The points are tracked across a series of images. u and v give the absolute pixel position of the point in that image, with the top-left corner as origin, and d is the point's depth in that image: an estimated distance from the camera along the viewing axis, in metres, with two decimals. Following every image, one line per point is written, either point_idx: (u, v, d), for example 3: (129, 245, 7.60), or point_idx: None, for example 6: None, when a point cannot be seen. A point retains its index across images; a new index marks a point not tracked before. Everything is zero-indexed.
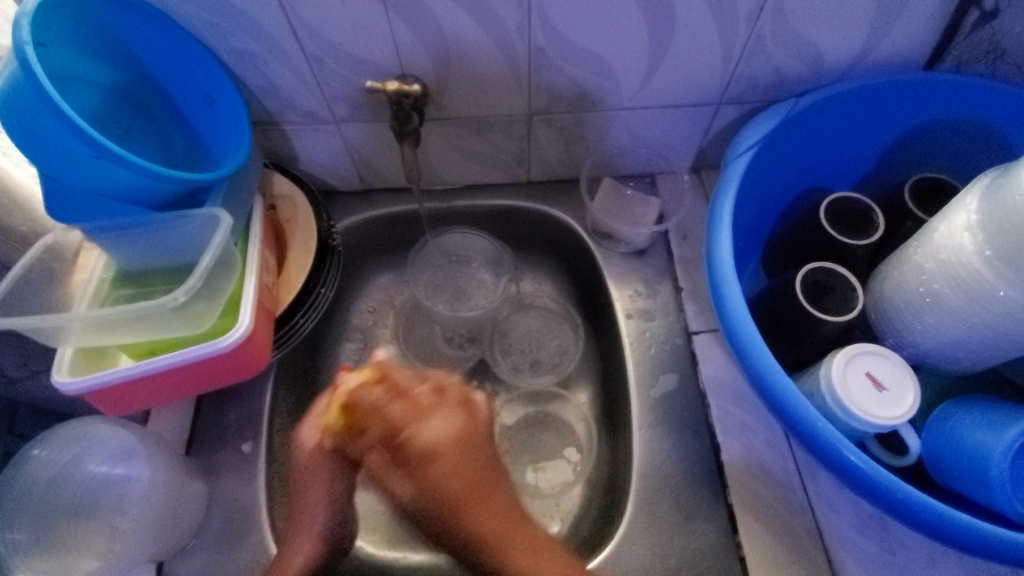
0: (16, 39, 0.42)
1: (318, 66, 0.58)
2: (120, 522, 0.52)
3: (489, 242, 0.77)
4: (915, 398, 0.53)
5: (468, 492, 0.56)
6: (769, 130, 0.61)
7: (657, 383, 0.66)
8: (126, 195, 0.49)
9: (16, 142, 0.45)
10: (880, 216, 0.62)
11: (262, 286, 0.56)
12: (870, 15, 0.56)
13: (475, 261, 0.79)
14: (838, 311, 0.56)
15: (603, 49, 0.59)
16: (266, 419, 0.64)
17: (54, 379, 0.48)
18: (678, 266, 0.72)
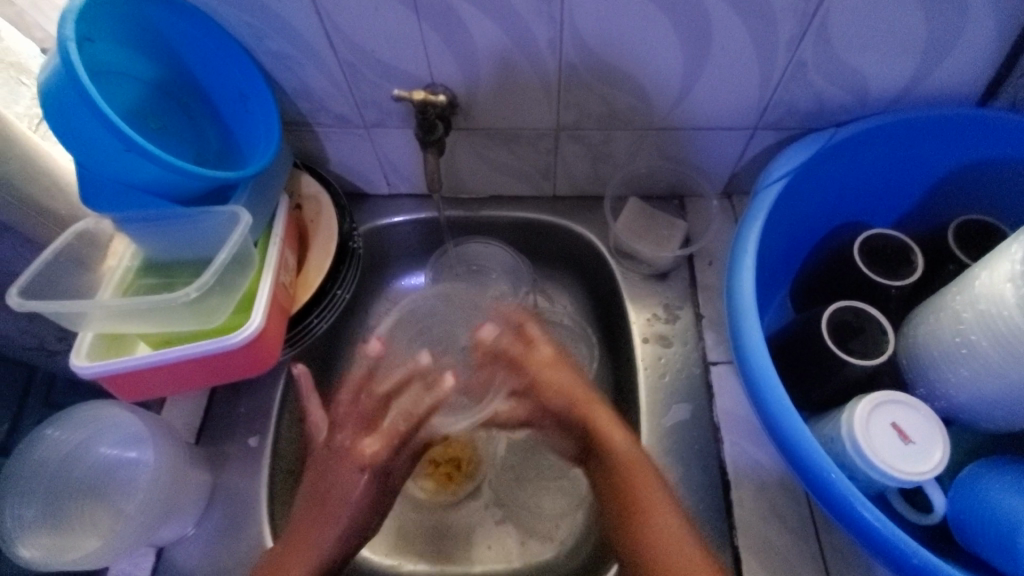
0: (60, 35, 0.44)
1: (350, 71, 0.59)
2: (123, 504, 0.54)
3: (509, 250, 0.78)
4: (942, 455, 0.50)
5: (642, 505, 0.56)
6: (805, 160, 0.59)
7: (669, 412, 0.64)
8: (155, 189, 0.51)
9: (56, 133, 0.47)
10: (919, 256, 0.59)
11: (279, 285, 0.56)
12: (923, 44, 0.53)
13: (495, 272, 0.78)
14: (865, 354, 0.54)
15: (636, 68, 0.57)
16: (275, 415, 0.64)
17: (72, 362, 0.50)
18: (700, 292, 0.70)
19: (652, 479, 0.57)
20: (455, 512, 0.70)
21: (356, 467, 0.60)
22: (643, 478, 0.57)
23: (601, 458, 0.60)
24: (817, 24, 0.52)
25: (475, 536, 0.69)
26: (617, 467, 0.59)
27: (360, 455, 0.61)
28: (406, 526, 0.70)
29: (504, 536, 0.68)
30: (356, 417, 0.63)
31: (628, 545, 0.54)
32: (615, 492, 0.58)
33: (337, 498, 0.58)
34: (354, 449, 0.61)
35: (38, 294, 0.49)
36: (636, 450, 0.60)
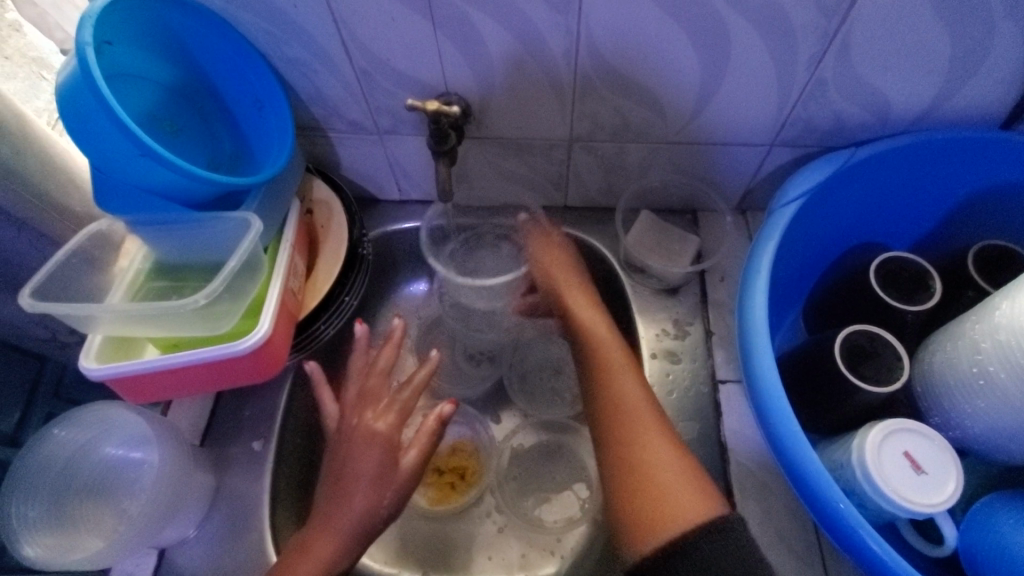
0: (79, 38, 0.44)
1: (365, 78, 0.59)
2: (127, 504, 0.54)
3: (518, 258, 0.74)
4: (955, 487, 0.48)
5: (627, 415, 0.56)
6: (823, 179, 0.58)
7: (675, 431, 0.63)
8: (167, 193, 0.51)
9: (71, 135, 0.47)
10: (936, 280, 0.58)
11: (288, 292, 0.56)
12: (947, 65, 0.52)
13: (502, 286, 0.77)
14: (878, 381, 0.53)
15: (653, 81, 0.57)
16: (280, 419, 0.64)
17: (81, 364, 0.50)
18: (711, 309, 0.69)
19: (640, 392, 0.58)
20: (456, 521, 0.70)
21: (371, 441, 0.58)
22: (632, 388, 0.58)
23: (594, 363, 0.61)
24: (838, 42, 0.51)
25: (476, 547, 0.68)
26: (608, 375, 0.60)
27: (370, 432, 0.59)
28: (406, 534, 0.69)
29: (504, 548, 0.68)
30: (367, 398, 0.62)
31: (614, 473, 0.54)
32: (603, 398, 0.59)
33: (352, 479, 0.56)
34: (367, 424, 0.60)
35: (50, 294, 0.50)
36: (629, 363, 0.60)
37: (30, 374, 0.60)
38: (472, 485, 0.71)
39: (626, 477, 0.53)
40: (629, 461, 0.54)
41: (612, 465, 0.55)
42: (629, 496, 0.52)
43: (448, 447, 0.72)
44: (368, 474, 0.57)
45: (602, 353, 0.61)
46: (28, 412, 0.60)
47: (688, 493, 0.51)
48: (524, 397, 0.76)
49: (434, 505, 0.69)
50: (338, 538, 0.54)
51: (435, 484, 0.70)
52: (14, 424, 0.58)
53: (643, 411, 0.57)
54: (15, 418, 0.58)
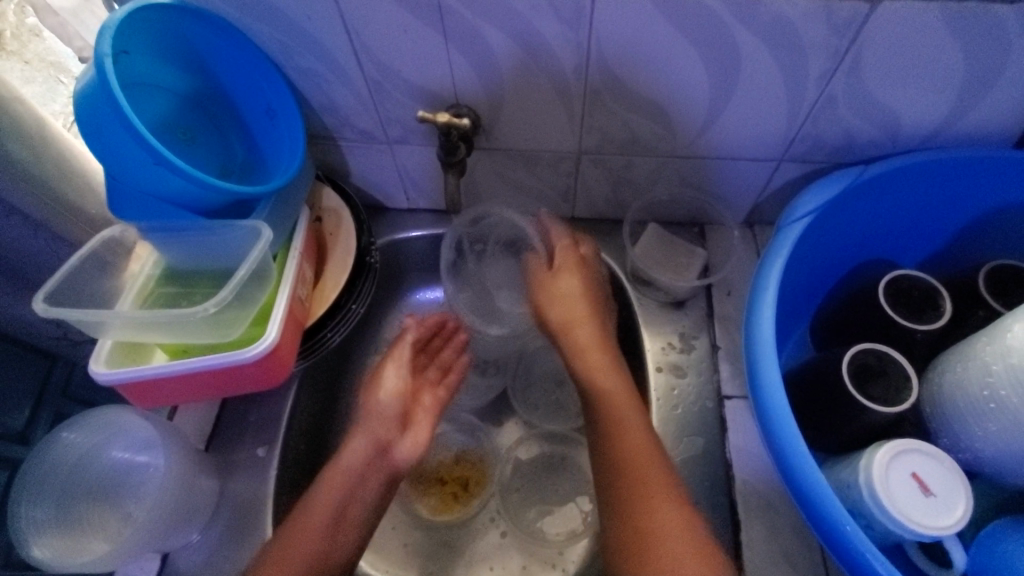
0: (98, 49, 0.45)
1: (377, 89, 0.59)
2: (131, 507, 0.55)
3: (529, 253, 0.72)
4: (964, 510, 0.48)
5: (632, 470, 0.55)
6: (833, 195, 0.57)
7: (680, 446, 0.62)
8: (180, 200, 0.51)
9: (87, 141, 0.48)
10: (947, 300, 0.57)
11: (296, 299, 0.57)
12: (959, 83, 0.52)
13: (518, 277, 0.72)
14: (886, 401, 0.52)
15: (663, 96, 0.57)
16: (285, 425, 0.65)
17: (91, 369, 0.51)
18: (717, 322, 0.69)
19: (651, 446, 0.56)
20: (457, 530, 0.69)
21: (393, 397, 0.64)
22: (641, 442, 0.56)
23: (603, 412, 0.59)
24: (849, 59, 0.51)
25: (476, 559, 0.68)
26: (619, 426, 0.58)
27: (391, 388, 0.65)
28: (407, 542, 0.69)
29: (506, 558, 0.68)
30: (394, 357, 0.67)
31: (619, 533, 0.53)
32: (610, 450, 0.57)
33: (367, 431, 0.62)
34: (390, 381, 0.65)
35: (62, 298, 0.50)
36: (637, 415, 0.58)
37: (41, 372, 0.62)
38: (475, 495, 0.71)
39: (628, 533, 0.53)
40: (634, 525, 0.53)
41: (616, 522, 0.54)
42: (629, 557, 0.52)
43: (452, 456, 0.73)
44: (384, 430, 0.62)
45: (616, 407, 0.59)
46: (38, 409, 0.61)
47: (689, 561, 0.49)
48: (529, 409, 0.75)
49: (436, 515, 0.69)
50: (352, 488, 0.58)
51: (440, 493, 0.71)
52: (24, 421, 0.60)
53: (649, 470, 0.55)
54: (26, 414, 0.60)
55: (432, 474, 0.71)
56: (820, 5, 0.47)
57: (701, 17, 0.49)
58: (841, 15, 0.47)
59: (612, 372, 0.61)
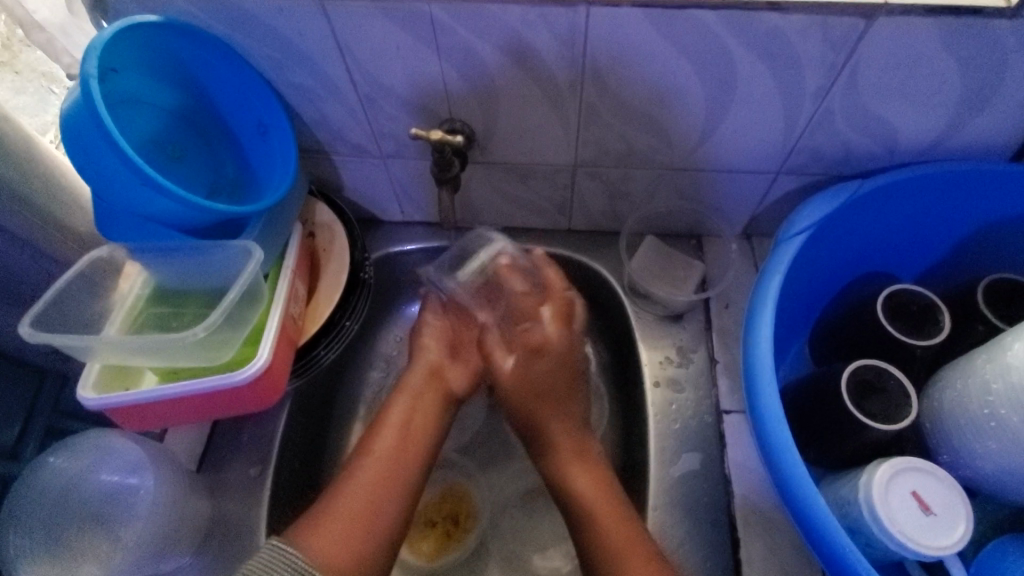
0: (83, 70, 0.44)
1: (370, 104, 0.59)
2: (121, 532, 0.54)
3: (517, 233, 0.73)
4: (966, 529, 0.47)
5: (613, 564, 0.53)
6: (831, 209, 0.57)
7: (678, 462, 0.62)
8: (168, 220, 0.51)
9: (73, 161, 0.47)
10: (946, 314, 0.57)
11: (289, 317, 0.56)
12: (957, 97, 0.52)
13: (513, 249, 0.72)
14: (885, 418, 0.52)
15: (658, 111, 0.57)
16: (278, 444, 0.64)
17: (78, 394, 0.50)
18: (715, 335, 0.68)
19: (631, 535, 0.55)
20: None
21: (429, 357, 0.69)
22: (619, 533, 0.55)
23: (576, 501, 0.59)
24: (845, 74, 0.51)
25: None
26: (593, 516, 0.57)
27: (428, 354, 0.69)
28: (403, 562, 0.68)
29: None
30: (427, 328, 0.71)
31: None
32: (588, 540, 0.56)
33: (422, 365, 0.68)
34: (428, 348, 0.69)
35: (48, 322, 0.50)
36: (611, 502, 0.58)
37: (33, 386, 0.60)
38: (468, 530, 0.70)
39: None
40: None
41: None
42: None
43: (437, 495, 0.72)
44: (439, 355, 0.69)
45: (588, 494, 0.59)
46: (29, 423, 0.60)
47: None
48: (515, 442, 0.75)
49: (432, 559, 0.69)
50: (412, 409, 0.64)
51: (428, 538, 0.70)
52: (14, 437, 0.58)
53: (633, 560, 0.53)
54: (17, 429, 0.59)
55: (422, 519, 0.71)
56: (816, 21, 0.47)
57: (696, 33, 0.49)
58: (838, 30, 0.47)
59: (580, 457, 0.62)
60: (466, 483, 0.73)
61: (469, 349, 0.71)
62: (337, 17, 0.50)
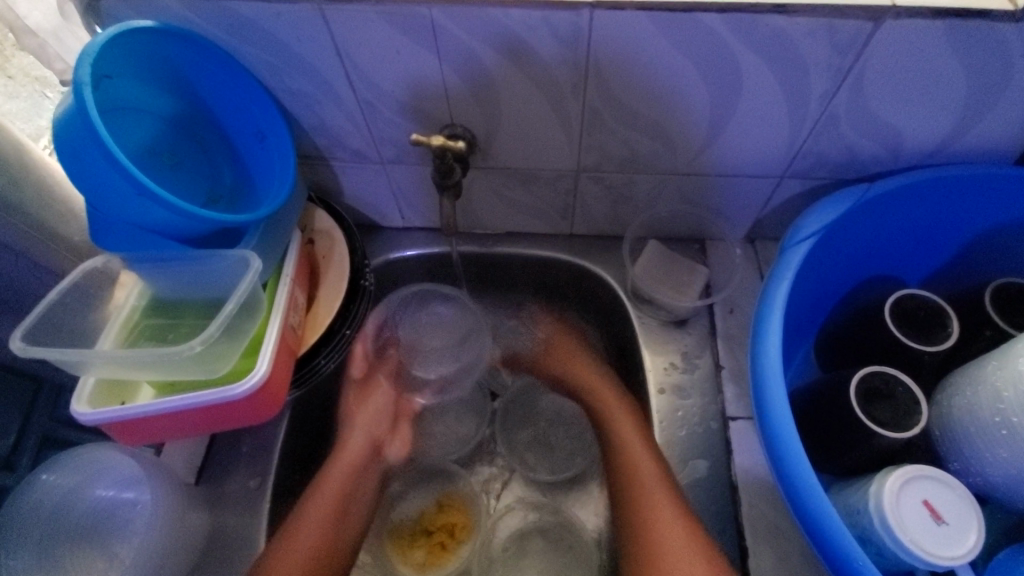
0: (77, 77, 0.43)
1: (369, 109, 0.58)
2: (119, 548, 0.53)
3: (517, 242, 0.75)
4: (976, 539, 0.47)
5: (659, 526, 0.57)
6: (837, 214, 0.56)
7: (684, 470, 0.61)
8: (165, 230, 0.50)
9: (67, 171, 0.46)
10: (954, 319, 0.56)
11: (288, 327, 0.55)
12: (965, 100, 0.51)
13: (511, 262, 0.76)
14: (896, 426, 0.51)
15: (661, 116, 0.56)
16: (278, 455, 0.63)
17: (73, 409, 0.49)
18: (720, 340, 0.67)
19: (674, 500, 0.58)
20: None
21: (369, 429, 0.70)
22: (664, 495, 0.58)
23: (624, 464, 0.63)
24: (852, 77, 0.50)
25: None
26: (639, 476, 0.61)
27: (370, 425, 0.70)
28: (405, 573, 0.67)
29: None
30: (367, 394, 0.72)
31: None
32: (636, 500, 0.61)
33: (365, 434, 0.70)
34: (370, 419, 0.71)
35: (42, 335, 0.49)
36: (656, 460, 0.61)
37: (26, 397, 0.59)
38: (463, 542, 0.69)
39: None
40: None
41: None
42: None
43: (434, 505, 0.72)
44: (380, 427, 0.71)
45: (633, 457, 0.63)
46: (23, 433, 0.59)
47: None
48: (525, 448, 0.77)
49: (424, 569, 0.68)
50: (352, 481, 0.66)
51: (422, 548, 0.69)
52: (8, 448, 0.58)
53: (675, 523, 0.57)
54: (11, 441, 0.58)
55: (415, 528, 0.70)
56: (823, 25, 0.46)
57: (701, 37, 0.48)
58: (844, 34, 0.46)
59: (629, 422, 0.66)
60: (463, 493, 0.72)
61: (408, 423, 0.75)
62: (335, 21, 0.49)
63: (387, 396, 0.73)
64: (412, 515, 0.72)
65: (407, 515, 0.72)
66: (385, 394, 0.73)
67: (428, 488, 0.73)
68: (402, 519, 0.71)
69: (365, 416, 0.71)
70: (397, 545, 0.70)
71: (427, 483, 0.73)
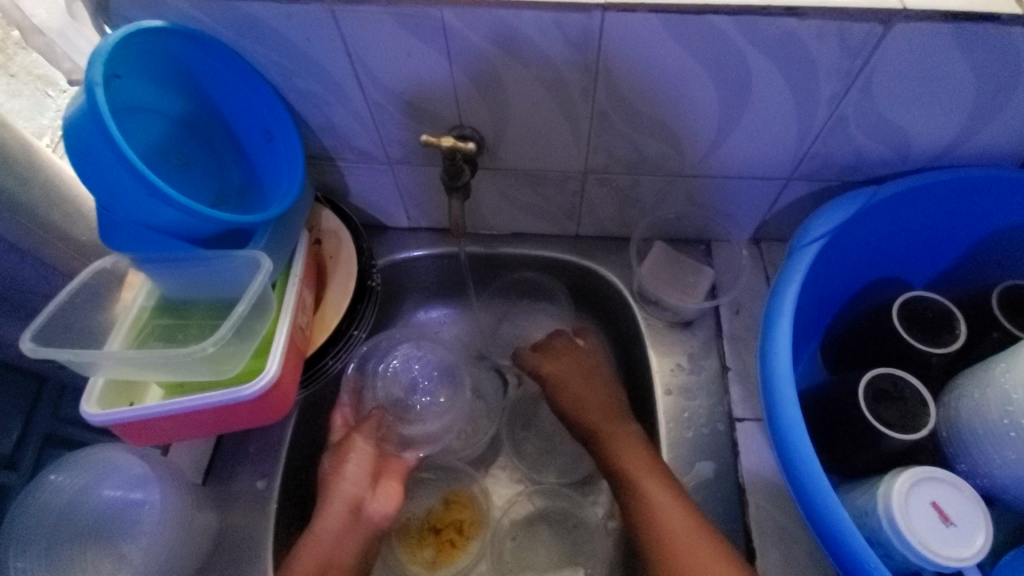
0: (88, 77, 0.43)
1: (378, 110, 0.58)
2: (128, 548, 0.53)
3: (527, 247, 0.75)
4: (984, 541, 0.47)
5: None
6: (845, 217, 0.57)
7: (691, 471, 0.61)
8: (175, 231, 0.49)
9: (78, 171, 0.46)
10: (961, 322, 0.56)
11: (297, 328, 0.55)
12: (973, 103, 0.51)
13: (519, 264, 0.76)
14: (904, 428, 0.51)
15: (670, 118, 0.56)
16: (285, 456, 0.63)
17: (83, 409, 0.49)
18: (726, 342, 0.67)
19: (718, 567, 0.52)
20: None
21: (347, 492, 0.62)
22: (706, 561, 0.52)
23: (651, 522, 0.56)
24: (861, 80, 0.50)
25: None
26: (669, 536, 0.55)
27: (347, 487, 0.63)
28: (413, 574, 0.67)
29: None
30: (345, 451, 0.65)
31: None
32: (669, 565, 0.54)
33: (339, 499, 0.62)
34: (348, 481, 0.63)
35: (52, 335, 0.49)
36: (692, 522, 0.55)
37: (30, 393, 0.59)
38: (472, 538, 0.69)
39: None
40: None
41: None
42: None
43: (441, 501, 0.71)
44: (358, 487, 0.63)
45: (664, 516, 0.56)
46: (26, 433, 0.59)
47: None
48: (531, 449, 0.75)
49: (433, 567, 0.67)
50: (325, 557, 0.58)
51: (429, 548, 0.68)
52: (11, 446, 0.57)
53: None
54: (13, 440, 0.57)
55: (423, 527, 0.69)
56: (834, 27, 0.46)
57: (711, 39, 0.48)
58: (854, 37, 0.47)
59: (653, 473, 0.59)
60: (468, 490, 0.72)
61: (396, 477, 0.66)
62: (345, 21, 0.48)
63: (367, 456, 0.65)
64: (420, 513, 0.71)
65: (414, 513, 0.71)
66: (365, 450, 0.65)
67: (435, 484, 0.73)
68: (409, 518, 0.70)
69: (342, 478, 0.63)
70: (404, 544, 0.69)
71: (432, 479, 0.73)
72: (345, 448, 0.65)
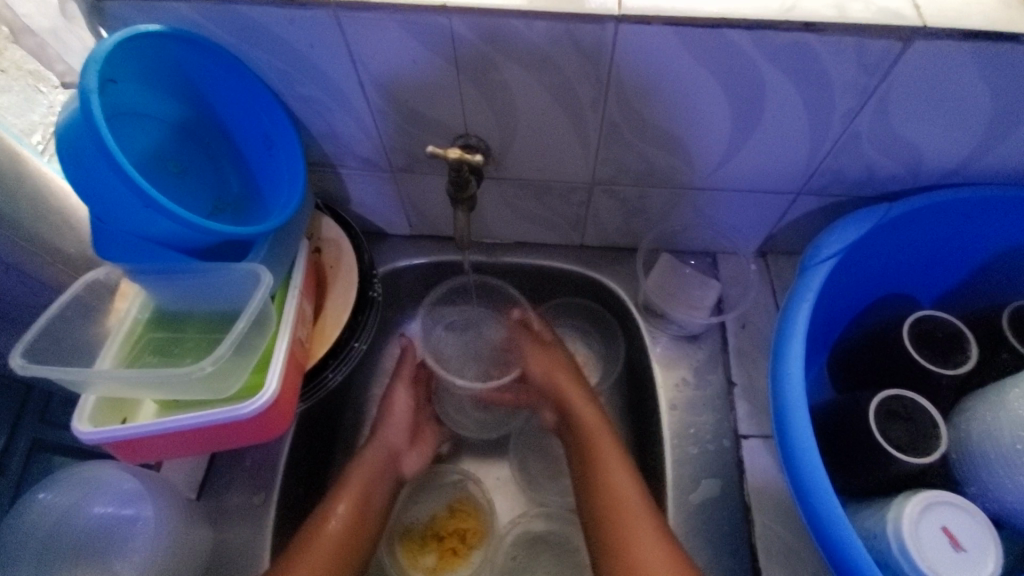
0: (83, 84, 0.41)
1: (382, 118, 0.56)
2: (120, 565, 0.51)
3: (530, 253, 0.73)
4: (994, 567, 0.47)
5: (626, 528, 0.57)
6: (858, 233, 0.56)
7: (696, 489, 0.60)
8: (172, 242, 0.48)
9: (70, 180, 0.44)
10: (972, 341, 0.56)
11: (297, 342, 0.54)
12: (989, 123, 0.50)
13: (528, 271, 0.74)
14: (914, 450, 0.50)
15: (681, 130, 0.55)
16: (280, 469, 0.61)
17: (74, 427, 0.47)
18: (732, 356, 0.66)
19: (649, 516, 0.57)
20: None
21: (394, 429, 0.70)
22: (637, 504, 0.58)
23: (598, 477, 0.61)
24: (878, 96, 0.49)
25: None
26: (609, 482, 0.60)
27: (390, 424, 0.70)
28: None
29: None
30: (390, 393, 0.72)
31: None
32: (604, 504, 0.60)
33: (383, 440, 0.68)
34: (394, 421, 0.70)
35: (43, 352, 0.47)
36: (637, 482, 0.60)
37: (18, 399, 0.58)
38: (474, 547, 0.68)
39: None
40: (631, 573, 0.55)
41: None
42: None
43: (445, 509, 0.71)
44: (398, 440, 0.69)
45: (612, 478, 0.60)
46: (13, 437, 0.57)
47: None
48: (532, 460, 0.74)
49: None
50: (368, 485, 0.65)
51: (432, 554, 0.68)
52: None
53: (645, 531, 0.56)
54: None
55: (426, 533, 0.69)
56: (852, 43, 0.45)
57: (725, 54, 0.47)
58: (873, 53, 0.46)
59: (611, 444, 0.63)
60: (472, 498, 0.71)
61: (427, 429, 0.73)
62: (350, 28, 0.47)
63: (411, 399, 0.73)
64: (424, 518, 0.71)
65: (418, 518, 0.71)
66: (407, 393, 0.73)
67: (438, 493, 0.72)
68: (412, 523, 0.70)
69: (392, 413, 0.71)
70: (406, 549, 0.68)
71: (437, 486, 0.73)
72: (393, 393, 0.72)
